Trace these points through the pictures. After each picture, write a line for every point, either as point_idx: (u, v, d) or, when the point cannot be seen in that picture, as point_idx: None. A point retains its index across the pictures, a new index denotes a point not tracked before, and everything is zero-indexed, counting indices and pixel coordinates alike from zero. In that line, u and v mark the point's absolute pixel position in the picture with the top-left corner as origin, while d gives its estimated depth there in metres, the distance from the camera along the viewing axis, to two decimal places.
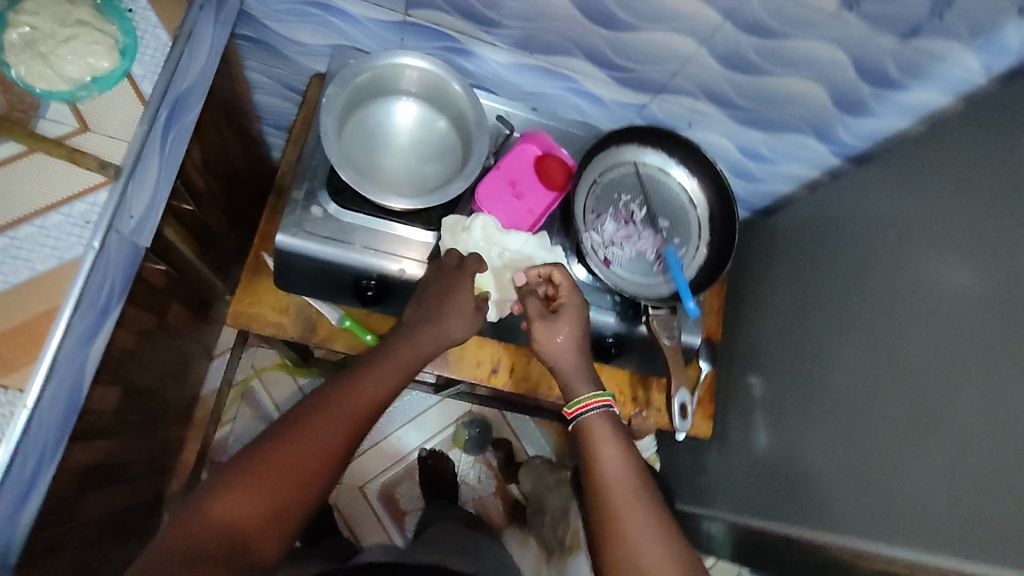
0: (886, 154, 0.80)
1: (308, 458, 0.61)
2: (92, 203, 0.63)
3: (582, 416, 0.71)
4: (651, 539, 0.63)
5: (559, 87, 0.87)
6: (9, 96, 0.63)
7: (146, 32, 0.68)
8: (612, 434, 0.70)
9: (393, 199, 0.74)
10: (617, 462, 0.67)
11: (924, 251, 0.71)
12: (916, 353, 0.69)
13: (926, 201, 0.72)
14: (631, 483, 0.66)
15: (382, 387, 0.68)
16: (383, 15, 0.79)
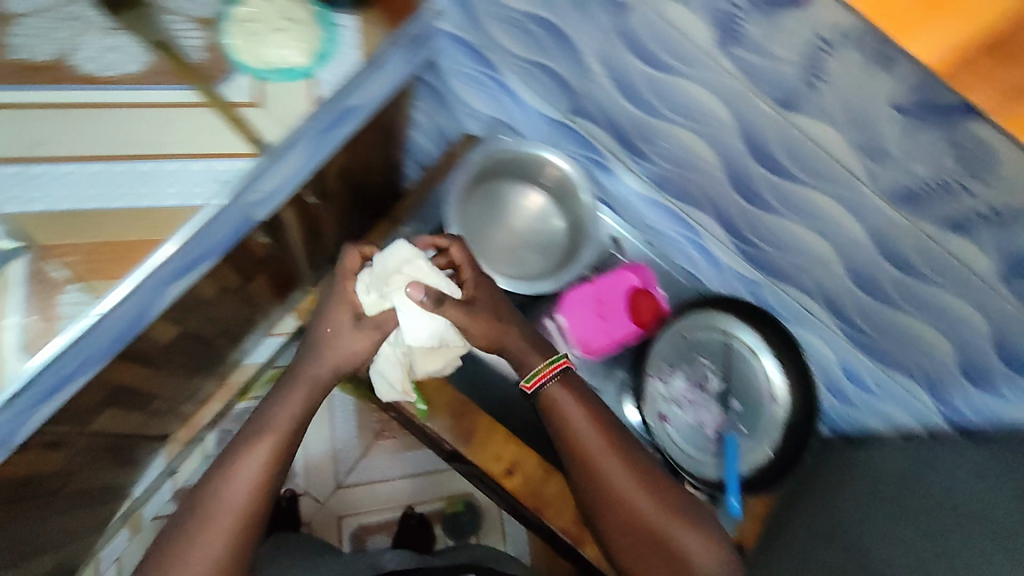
0: (994, 439, 0.71)
1: (230, 526, 0.65)
2: (232, 166, 0.68)
3: (540, 387, 0.76)
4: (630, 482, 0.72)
5: (681, 232, 0.86)
6: (212, 54, 0.70)
7: (344, 48, 0.75)
8: (573, 401, 0.76)
9: (480, 274, 0.76)
10: (583, 423, 0.74)
11: (975, 550, 0.62)
12: None
13: (1003, 501, 0.63)
14: (602, 441, 0.73)
15: (286, 445, 0.69)
16: (547, 109, 0.84)
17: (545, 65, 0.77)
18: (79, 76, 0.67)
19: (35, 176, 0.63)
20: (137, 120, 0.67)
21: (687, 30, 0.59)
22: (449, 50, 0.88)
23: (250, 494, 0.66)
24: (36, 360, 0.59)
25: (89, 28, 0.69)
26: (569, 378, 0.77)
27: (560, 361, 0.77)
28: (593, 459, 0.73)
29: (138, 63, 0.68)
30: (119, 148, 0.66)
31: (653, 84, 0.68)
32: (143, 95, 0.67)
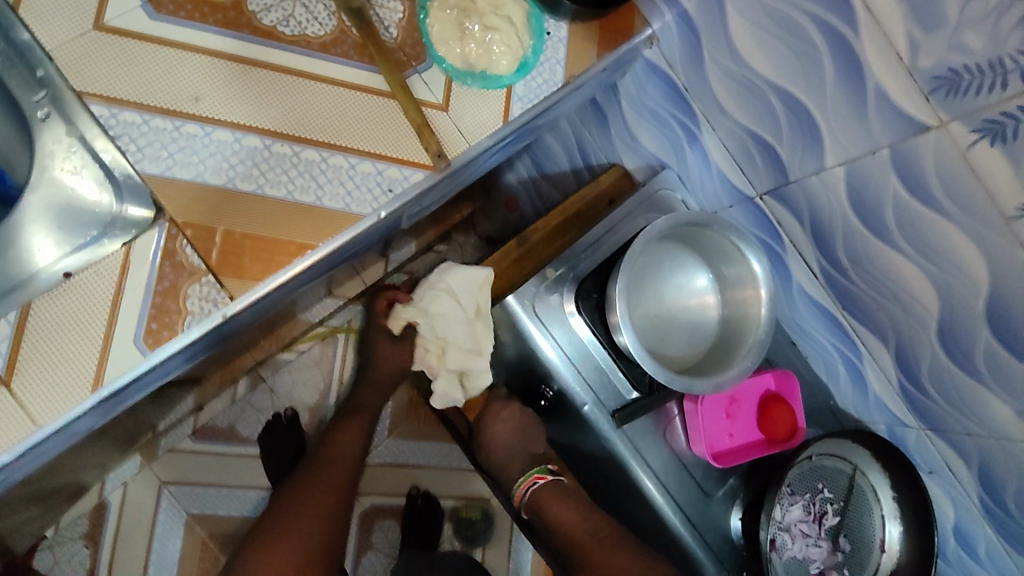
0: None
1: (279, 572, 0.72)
2: (404, 176, 0.58)
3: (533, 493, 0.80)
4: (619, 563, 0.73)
5: (837, 347, 0.78)
6: (406, 36, 0.61)
7: (549, 62, 0.64)
8: (561, 502, 0.78)
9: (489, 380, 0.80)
10: (575, 521, 0.77)
11: None
12: None
13: None
14: (593, 537, 0.76)
15: (333, 489, 0.79)
16: (737, 179, 0.74)
17: (764, 141, 0.67)
18: (254, 27, 0.56)
19: (189, 137, 0.53)
20: (311, 94, 0.57)
21: (992, 181, 0.50)
22: (640, 77, 0.76)
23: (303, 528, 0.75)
24: (153, 357, 0.51)
25: None
26: (556, 482, 0.80)
27: (539, 472, 0.80)
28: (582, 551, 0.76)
29: (323, 26, 0.58)
30: (284, 125, 0.56)
31: (902, 213, 0.59)
32: (323, 66, 0.57)
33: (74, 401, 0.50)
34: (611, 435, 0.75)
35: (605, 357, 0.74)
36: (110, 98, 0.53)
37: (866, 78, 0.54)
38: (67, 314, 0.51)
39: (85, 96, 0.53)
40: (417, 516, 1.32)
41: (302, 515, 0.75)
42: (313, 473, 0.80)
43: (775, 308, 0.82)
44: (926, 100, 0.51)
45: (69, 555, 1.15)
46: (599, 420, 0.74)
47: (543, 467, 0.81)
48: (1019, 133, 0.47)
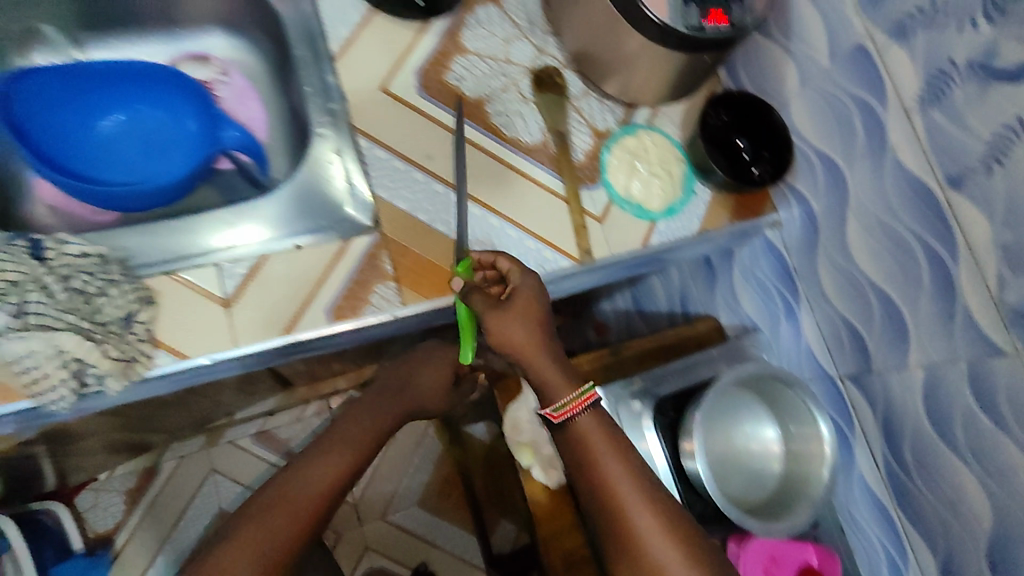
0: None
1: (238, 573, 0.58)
2: (555, 260, 0.72)
3: (570, 419, 0.63)
4: (659, 527, 0.60)
5: (884, 546, 0.80)
6: (589, 161, 0.77)
7: (690, 211, 0.78)
8: (610, 455, 0.62)
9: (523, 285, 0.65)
10: (624, 476, 0.61)
11: None
12: None
13: None
14: (647, 512, 0.61)
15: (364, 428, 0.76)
16: (823, 359, 0.83)
17: (856, 330, 0.77)
18: (485, 121, 0.75)
19: (413, 181, 0.70)
20: (509, 180, 0.73)
21: None
22: (756, 251, 0.88)
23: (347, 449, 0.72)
24: (335, 326, 0.63)
25: (512, 88, 0.77)
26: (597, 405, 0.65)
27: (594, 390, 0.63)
28: (620, 505, 0.61)
29: (532, 136, 0.76)
30: (483, 196, 0.72)
31: (970, 427, 0.65)
32: (524, 165, 0.74)
33: (267, 337, 0.62)
34: None
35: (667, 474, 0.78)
36: (372, 138, 0.71)
37: (959, 301, 0.64)
38: (284, 273, 0.64)
39: (356, 131, 0.71)
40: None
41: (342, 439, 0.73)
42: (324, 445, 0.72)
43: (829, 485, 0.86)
44: (1008, 333, 0.60)
45: (107, 505, 1.23)
46: None
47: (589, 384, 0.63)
48: None
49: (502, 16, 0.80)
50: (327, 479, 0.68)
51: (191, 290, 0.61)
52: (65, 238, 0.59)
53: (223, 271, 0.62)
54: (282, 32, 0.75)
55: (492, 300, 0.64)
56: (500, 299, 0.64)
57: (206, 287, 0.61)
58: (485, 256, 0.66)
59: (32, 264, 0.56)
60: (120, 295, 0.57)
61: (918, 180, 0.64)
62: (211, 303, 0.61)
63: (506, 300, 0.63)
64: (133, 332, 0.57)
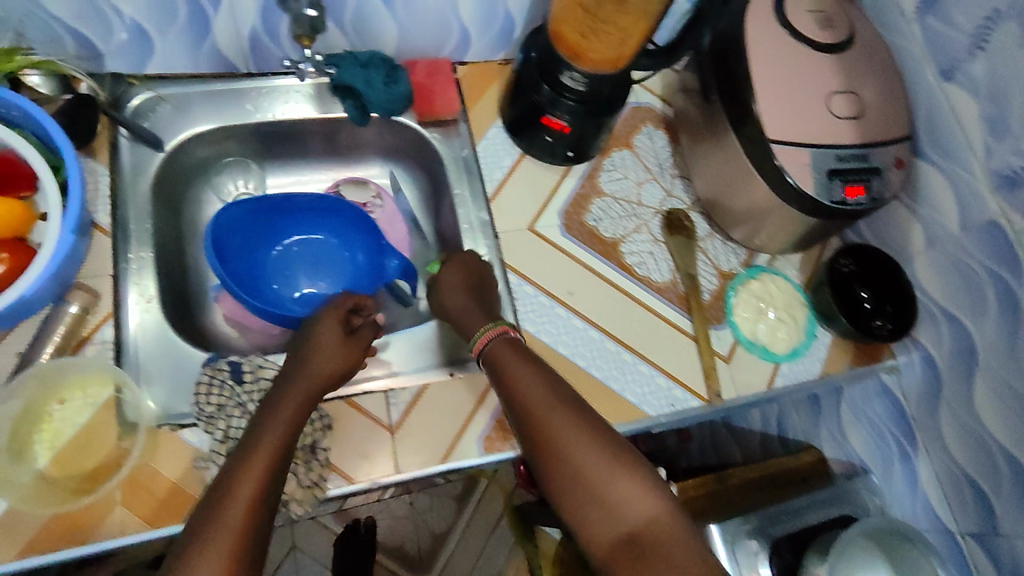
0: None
1: (230, 517, 0.50)
2: (686, 398, 0.75)
3: (485, 347, 0.65)
4: (601, 445, 0.58)
5: None
6: (715, 301, 0.81)
7: (812, 354, 0.81)
8: (512, 356, 0.63)
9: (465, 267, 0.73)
10: (536, 387, 0.60)
11: None
12: None
13: None
14: (561, 412, 0.59)
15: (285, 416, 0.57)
16: (942, 511, 0.82)
17: (980, 486, 0.77)
18: (621, 260, 0.80)
19: (557, 316, 0.75)
20: (643, 317, 0.78)
21: None
22: (870, 392, 0.90)
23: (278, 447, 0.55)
24: (486, 457, 0.67)
25: (644, 228, 0.82)
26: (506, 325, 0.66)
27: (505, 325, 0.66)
28: (539, 420, 0.59)
29: (662, 275, 0.80)
30: (619, 332, 0.76)
31: None
32: (656, 303, 0.79)
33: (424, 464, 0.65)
34: None
35: None
36: (521, 272, 0.76)
37: None
38: (442, 401, 0.68)
39: (507, 266, 0.76)
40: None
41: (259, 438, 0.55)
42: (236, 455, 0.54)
43: None
44: None
45: None
46: None
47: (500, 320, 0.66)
48: None
49: (636, 160, 0.86)
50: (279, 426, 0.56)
51: (363, 416, 0.66)
52: (259, 363, 0.64)
53: (390, 398, 0.67)
54: (438, 168, 0.83)
55: (324, 331, 0.65)
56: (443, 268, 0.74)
57: (375, 414, 0.66)
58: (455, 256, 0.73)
59: (233, 388, 0.61)
60: (307, 422, 0.63)
61: None
62: (379, 429, 0.66)
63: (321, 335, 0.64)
64: (317, 457, 0.62)
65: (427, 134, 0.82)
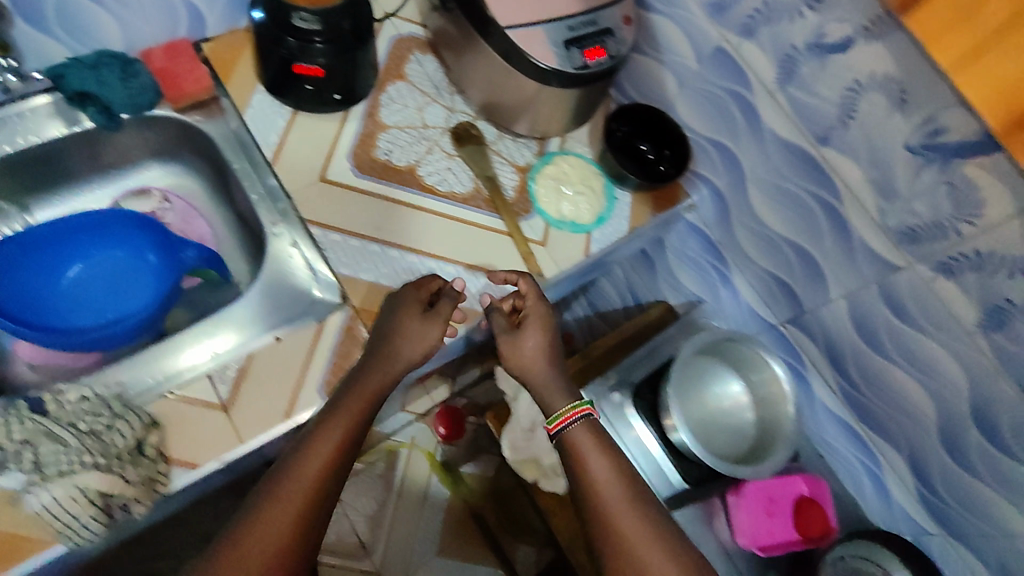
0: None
1: (277, 528, 0.60)
2: (512, 289, 0.80)
3: (564, 431, 0.70)
4: (653, 544, 0.63)
5: (860, 461, 0.90)
6: (519, 194, 0.86)
7: (617, 217, 0.88)
8: (592, 447, 0.69)
9: (545, 307, 0.76)
10: (602, 469, 0.67)
11: None
12: None
13: None
14: (619, 493, 0.66)
15: (361, 398, 0.66)
16: (764, 312, 0.93)
17: (783, 280, 0.88)
18: (421, 184, 0.82)
19: (371, 253, 0.77)
20: (453, 229, 0.81)
21: (951, 303, 0.68)
22: (682, 233, 1.00)
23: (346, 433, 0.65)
24: (328, 401, 0.69)
25: (435, 148, 0.86)
26: (593, 420, 0.71)
27: (586, 406, 0.71)
28: (598, 503, 0.66)
29: (465, 186, 0.84)
30: (436, 249, 0.80)
31: (893, 335, 0.76)
32: (464, 213, 0.82)
33: (269, 426, 0.67)
34: None
35: (658, 450, 0.86)
36: (323, 223, 0.77)
37: (853, 234, 0.74)
38: (271, 366, 0.69)
39: (309, 223, 0.77)
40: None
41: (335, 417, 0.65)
42: (301, 442, 0.64)
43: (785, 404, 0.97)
44: (898, 249, 0.71)
45: None
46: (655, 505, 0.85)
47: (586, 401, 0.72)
48: (964, 268, 0.65)
49: (410, 88, 0.88)
50: (334, 439, 0.63)
51: (193, 406, 0.66)
52: (64, 389, 0.64)
53: (217, 379, 0.68)
54: (216, 151, 0.82)
55: (407, 310, 0.71)
56: (516, 321, 0.76)
57: (205, 398, 0.67)
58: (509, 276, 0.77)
59: (36, 420, 0.60)
60: (127, 427, 0.62)
61: (796, 145, 0.75)
62: (214, 410, 0.66)
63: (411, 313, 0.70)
64: (146, 456, 0.61)
65: (190, 120, 0.80)
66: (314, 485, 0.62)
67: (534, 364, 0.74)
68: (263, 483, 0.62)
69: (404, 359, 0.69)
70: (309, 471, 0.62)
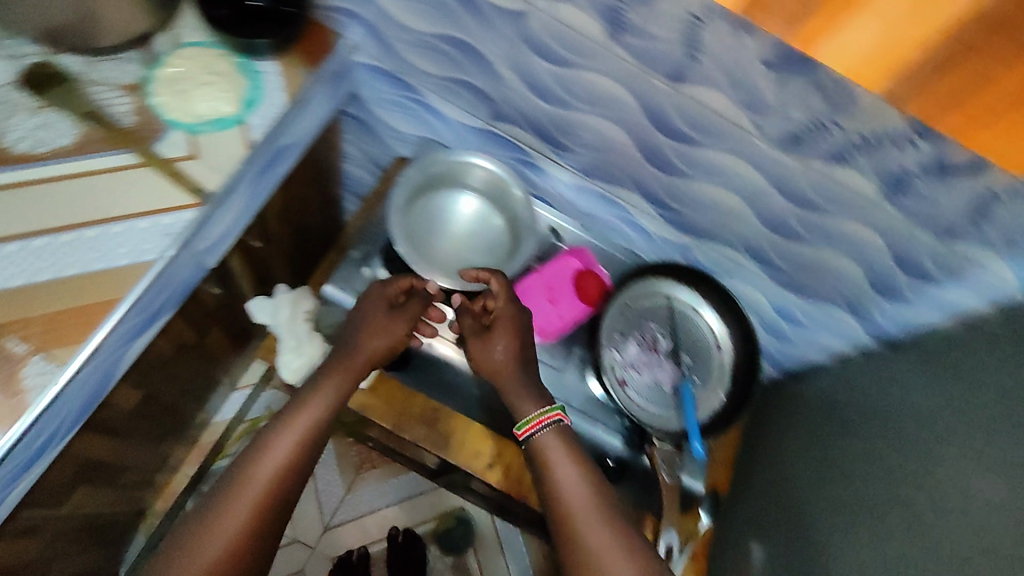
0: (915, 345, 0.78)
1: (234, 518, 0.64)
2: (177, 219, 0.71)
3: (533, 436, 0.72)
4: (611, 545, 0.63)
5: (613, 215, 0.94)
6: (142, 117, 0.76)
7: (268, 91, 0.80)
8: (564, 457, 0.70)
9: (512, 305, 0.79)
10: (572, 481, 0.68)
11: (930, 436, 0.68)
12: (919, 542, 0.64)
13: (939, 388, 0.71)
14: (587, 500, 0.67)
15: (310, 433, 0.71)
16: (470, 119, 0.90)
17: (462, 79, 0.84)
18: (13, 156, 0.70)
19: None
20: (75, 187, 0.70)
21: (576, 23, 0.66)
22: (367, 79, 0.93)
23: (280, 470, 0.68)
24: (10, 434, 0.61)
25: (15, 108, 0.72)
26: (562, 428, 0.72)
27: (556, 410, 0.73)
28: (574, 524, 0.65)
29: (69, 136, 0.72)
30: (66, 217, 0.68)
31: (560, 79, 0.75)
32: (80, 164, 0.71)
33: None
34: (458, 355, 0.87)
35: None
36: None
37: None
38: None
39: None
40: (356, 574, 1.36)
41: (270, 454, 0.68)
42: (234, 481, 0.66)
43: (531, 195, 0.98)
44: None
45: None
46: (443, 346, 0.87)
47: (554, 406, 0.74)
48: None
49: None
50: (256, 494, 0.65)
51: None
52: None
53: None
54: None
55: (373, 310, 0.78)
56: (483, 322, 0.80)
57: None
58: (478, 273, 0.79)
59: None
60: None
61: None
62: None
63: (374, 307, 0.78)
64: None
65: None
66: (273, 481, 0.67)
67: (504, 366, 0.77)
68: (229, 473, 0.67)
69: (356, 365, 0.76)
70: (277, 455, 0.68)
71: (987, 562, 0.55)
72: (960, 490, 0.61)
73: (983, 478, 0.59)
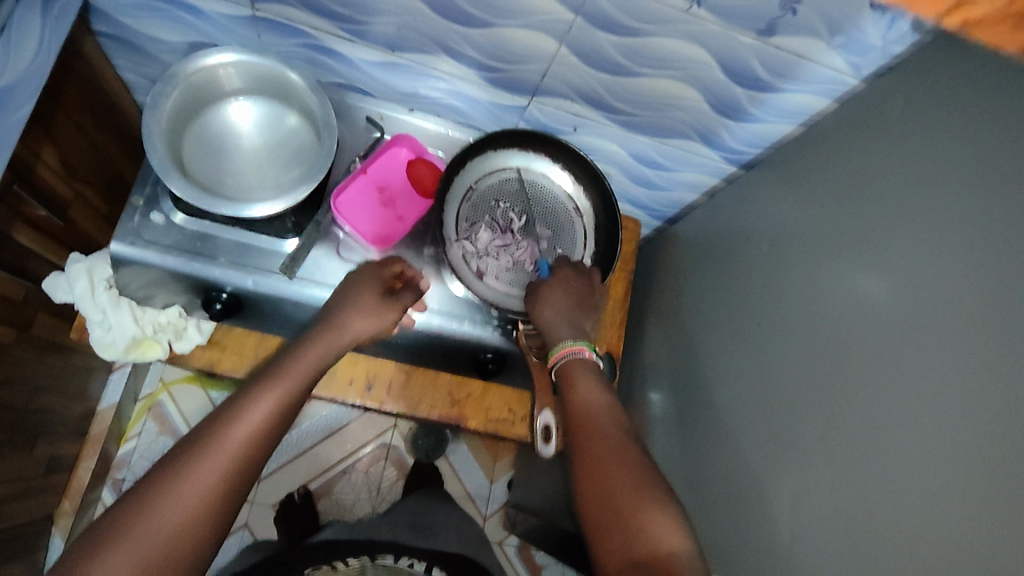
0: (790, 162, 0.74)
1: (202, 484, 0.52)
2: None
3: (562, 363, 0.68)
4: (652, 512, 0.54)
5: (433, 87, 0.81)
6: None
7: None
8: (588, 385, 0.66)
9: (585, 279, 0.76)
10: (594, 405, 0.64)
11: (806, 254, 0.65)
12: (790, 366, 0.63)
13: (807, 204, 0.67)
14: (621, 444, 0.61)
15: (289, 405, 0.60)
16: (232, 9, 0.72)
17: None
18: None
19: None
20: None
21: None
22: None
23: (253, 438, 0.56)
24: None
25: None
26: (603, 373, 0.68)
27: (584, 345, 0.69)
28: (603, 468, 0.59)
29: None
30: None
31: None
32: None
33: None
34: (290, 287, 0.76)
35: (228, 229, 0.75)
36: None
37: None
38: None
39: None
40: (301, 512, 1.34)
41: (248, 418, 0.56)
42: (200, 441, 0.54)
43: (339, 84, 0.84)
44: None
45: None
46: (271, 282, 0.76)
47: (583, 341, 0.69)
48: None
49: None
50: (223, 466, 0.54)
51: None
52: None
53: None
54: None
55: (365, 285, 0.71)
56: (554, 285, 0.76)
57: None
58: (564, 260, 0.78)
59: None
60: None
61: None
62: None
63: (374, 275, 0.73)
64: None
65: None
66: (248, 446, 0.55)
67: (558, 319, 0.72)
68: (198, 430, 0.56)
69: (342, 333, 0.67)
70: (256, 417, 0.57)
71: (856, 378, 0.53)
72: (826, 307, 0.59)
73: (849, 286, 0.56)
